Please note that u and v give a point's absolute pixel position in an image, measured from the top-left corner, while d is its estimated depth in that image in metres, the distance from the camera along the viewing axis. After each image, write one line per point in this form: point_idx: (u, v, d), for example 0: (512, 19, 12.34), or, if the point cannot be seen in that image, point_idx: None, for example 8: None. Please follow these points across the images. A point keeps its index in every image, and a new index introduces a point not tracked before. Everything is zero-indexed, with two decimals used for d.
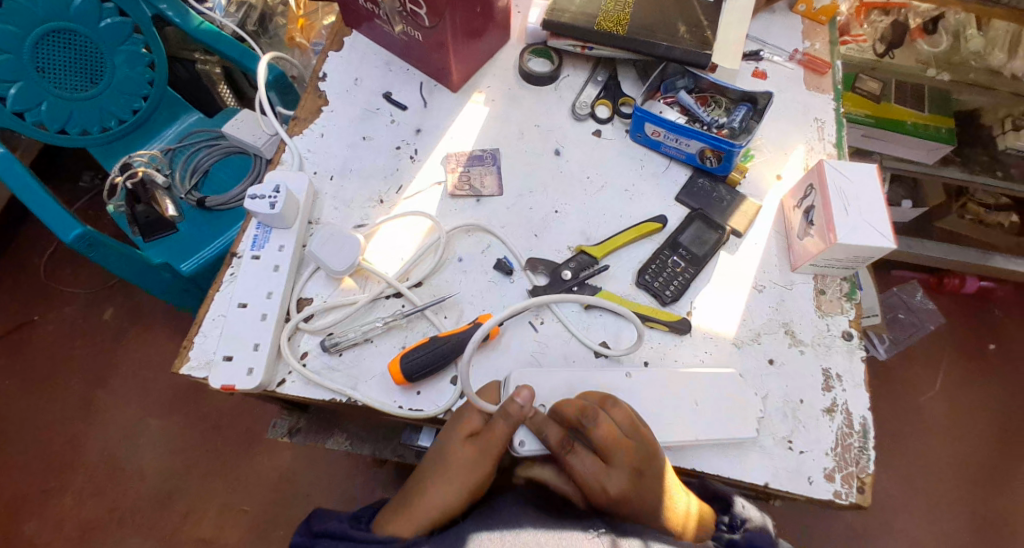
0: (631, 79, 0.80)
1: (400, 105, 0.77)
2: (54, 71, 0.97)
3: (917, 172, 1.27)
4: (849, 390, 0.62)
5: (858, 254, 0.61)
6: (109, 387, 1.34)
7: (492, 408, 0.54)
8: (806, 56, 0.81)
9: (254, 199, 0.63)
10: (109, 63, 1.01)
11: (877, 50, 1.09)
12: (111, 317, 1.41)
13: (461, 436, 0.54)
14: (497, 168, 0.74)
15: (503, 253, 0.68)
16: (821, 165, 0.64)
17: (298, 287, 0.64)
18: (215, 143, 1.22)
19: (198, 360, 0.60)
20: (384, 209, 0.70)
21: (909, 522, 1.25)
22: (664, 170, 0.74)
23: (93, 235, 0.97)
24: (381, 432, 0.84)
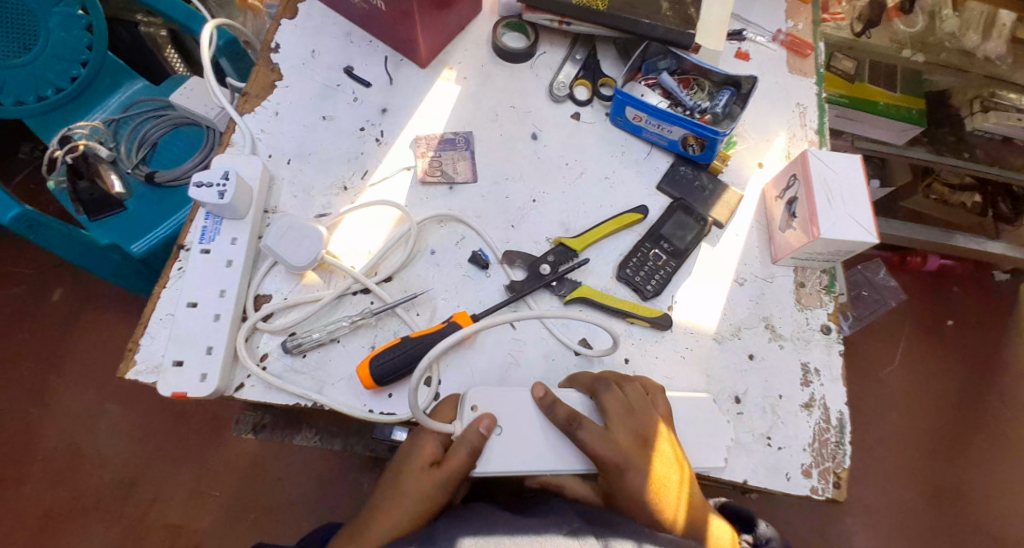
0: (612, 58, 0.76)
1: (364, 81, 0.71)
2: None
3: (888, 152, 1.25)
4: (827, 385, 0.61)
5: (839, 247, 0.59)
6: (63, 372, 1.27)
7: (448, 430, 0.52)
8: (789, 37, 0.78)
9: (200, 187, 0.57)
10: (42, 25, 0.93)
11: (854, 29, 1.06)
12: (60, 300, 1.33)
13: (419, 467, 0.51)
14: (470, 153, 0.69)
15: (479, 245, 0.65)
16: (805, 154, 0.62)
17: (254, 283, 0.59)
18: (163, 114, 1.15)
19: (146, 364, 0.55)
20: (348, 197, 0.65)
21: (868, 492, 1.29)
22: (645, 156, 0.71)
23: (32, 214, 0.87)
24: (352, 428, 0.83)
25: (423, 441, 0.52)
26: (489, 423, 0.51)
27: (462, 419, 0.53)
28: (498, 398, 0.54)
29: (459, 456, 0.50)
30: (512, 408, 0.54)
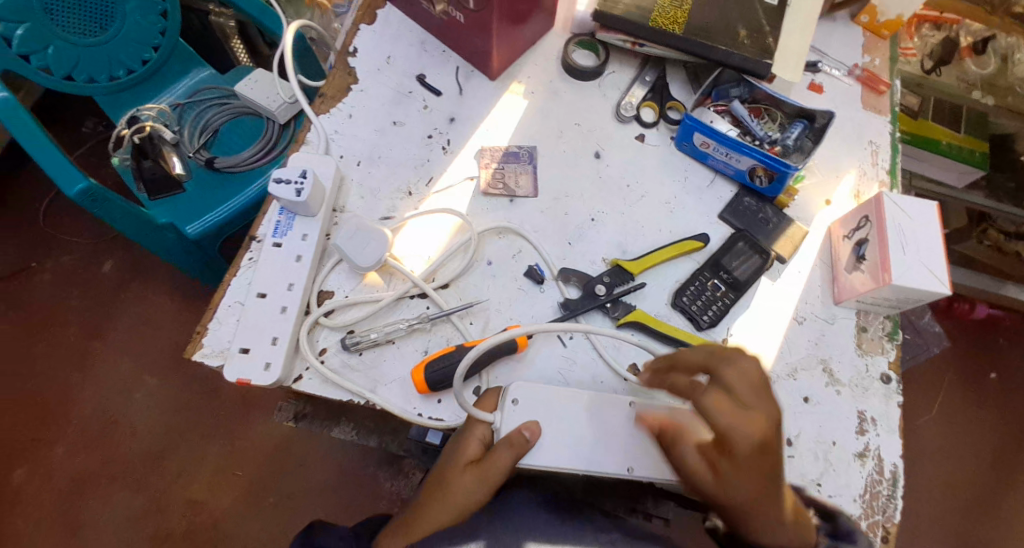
0: (681, 81, 0.75)
1: (435, 90, 0.72)
2: (61, 12, 0.93)
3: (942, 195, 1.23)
4: (882, 435, 0.60)
5: (909, 296, 0.58)
6: (107, 339, 1.31)
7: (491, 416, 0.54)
8: (865, 72, 0.77)
9: (278, 183, 0.59)
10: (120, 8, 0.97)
11: (924, 66, 1.05)
12: (111, 271, 1.38)
13: (462, 461, 0.53)
14: (533, 167, 0.70)
15: (535, 261, 0.65)
16: (880, 198, 0.60)
17: (319, 279, 0.61)
18: (226, 102, 1.19)
19: (213, 348, 0.58)
20: (412, 202, 0.66)
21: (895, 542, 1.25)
22: (708, 184, 0.70)
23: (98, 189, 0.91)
24: (387, 424, 0.85)
25: (466, 437, 0.54)
26: (535, 428, 0.52)
27: (502, 412, 0.54)
28: (544, 407, 0.55)
29: (502, 455, 0.51)
30: (562, 423, 0.54)
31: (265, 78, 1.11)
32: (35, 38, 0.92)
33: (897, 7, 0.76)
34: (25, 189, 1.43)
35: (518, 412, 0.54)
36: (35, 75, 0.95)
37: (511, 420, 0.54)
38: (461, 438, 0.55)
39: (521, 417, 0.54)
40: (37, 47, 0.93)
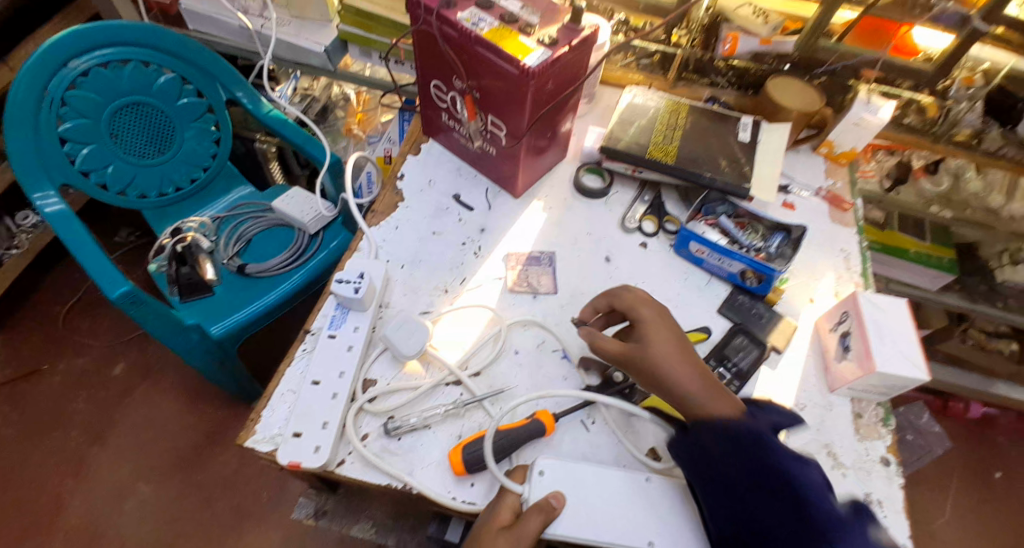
0: (674, 199, 0.88)
1: (468, 206, 0.84)
2: (127, 137, 1.07)
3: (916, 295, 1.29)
4: (891, 517, 0.63)
5: (892, 382, 0.65)
6: (106, 444, 1.31)
7: (519, 489, 0.60)
8: (829, 194, 0.90)
9: (339, 282, 0.70)
10: (179, 135, 1.13)
11: (884, 184, 1.21)
12: (122, 372, 1.41)
13: (495, 525, 0.57)
14: (553, 270, 0.80)
15: (559, 347, 0.73)
16: (856, 296, 0.70)
17: (365, 368, 0.67)
18: (262, 215, 1.28)
19: (264, 434, 0.62)
20: (448, 298, 0.75)
21: None
22: (706, 284, 0.80)
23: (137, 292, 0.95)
24: (407, 523, 0.86)
25: (498, 505, 0.59)
26: (560, 496, 0.58)
27: (529, 483, 0.60)
28: (568, 478, 0.60)
29: (532, 522, 0.55)
30: (584, 494, 0.59)
31: (301, 195, 1.24)
32: (97, 159, 1.04)
33: (850, 141, 0.91)
34: (53, 293, 1.51)
35: (545, 482, 0.60)
36: (92, 189, 1.06)
37: (538, 490, 0.59)
38: (494, 509, 0.59)
39: (546, 487, 0.59)
40: (98, 166, 1.05)
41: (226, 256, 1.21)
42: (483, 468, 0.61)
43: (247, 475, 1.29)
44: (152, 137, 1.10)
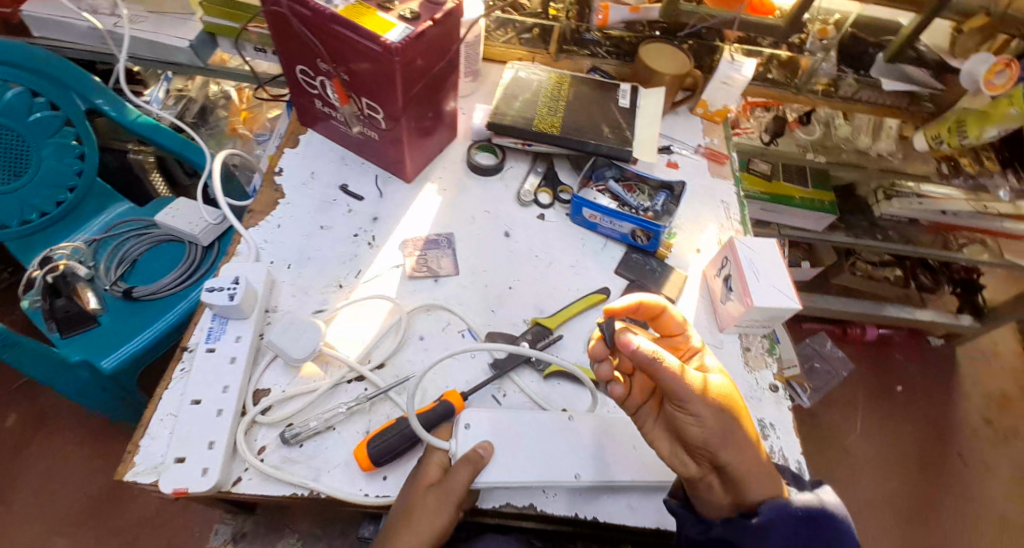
0: (567, 168, 0.89)
1: (357, 196, 0.81)
2: None
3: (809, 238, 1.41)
4: (783, 438, 0.68)
5: (771, 314, 0.69)
6: (2, 506, 1.17)
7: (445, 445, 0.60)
8: (708, 150, 0.93)
9: (211, 291, 0.65)
10: (36, 155, 1.00)
11: (763, 138, 1.27)
12: (12, 425, 1.27)
13: (423, 484, 0.57)
14: (452, 251, 0.78)
15: (463, 327, 0.72)
16: (732, 242, 0.73)
17: (254, 378, 0.64)
18: (145, 232, 1.18)
19: (144, 465, 0.58)
20: (343, 293, 0.73)
21: None
22: (602, 247, 0.81)
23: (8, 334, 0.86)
24: (336, 528, 0.82)
25: (426, 462, 0.59)
26: (489, 445, 0.59)
27: (456, 437, 0.60)
28: (494, 427, 0.62)
29: (459, 476, 0.57)
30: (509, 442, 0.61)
31: (187, 206, 1.15)
32: None
33: (721, 99, 0.94)
34: None
35: (471, 435, 0.61)
36: None
37: (465, 442, 0.60)
38: (422, 467, 0.59)
39: (472, 439, 0.61)
40: None
41: (109, 282, 1.11)
42: (415, 442, 0.61)
43: (171, 511, 1.19)
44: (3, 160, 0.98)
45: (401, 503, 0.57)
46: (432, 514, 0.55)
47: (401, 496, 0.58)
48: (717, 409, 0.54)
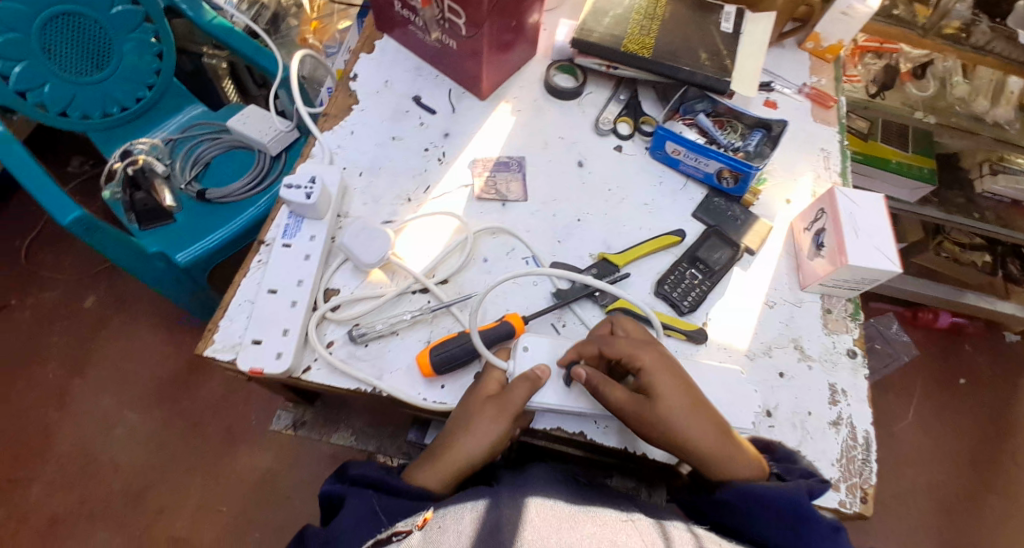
0: (651, 99, 0.82)
1: (430, 109, 0.79)
2: (61, 52, 0.97)
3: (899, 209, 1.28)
4: (854, 405, 0.65)
5: (865, 276, 0.65)
6: (87, 377, 1.28)
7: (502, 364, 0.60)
8: (814, 90, 0.85)
9: (288, 188, 0.66)
10: (117, 49, 1.03)
11: (870, 90, 1.16)
12: (93, 305, 1.36)
13: (482, 396, 0.58)
14: (522, 175, 0.76)
15: (527, 254, 0.70)
16: (833, 191, 0.68)
17: (326, 277, 0.65)
18: (218, 136, 1.20)
19: (223, 342, 0.61)
20: (411, 207, 0.72)
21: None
22: (681, 187, 0.77)
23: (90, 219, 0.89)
24: (386, 430, 0.85)
25: (485, 378, 0.59)
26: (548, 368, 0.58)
27: (514, 358, 0.60)
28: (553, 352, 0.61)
29: (518, 392, 0.56)
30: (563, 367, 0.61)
31: (257, 114, 1.14)
32: (33, 77, 0.96)
33: (838, 33, 0.86)
34: (11, 226, 1.43)
35: (528, 358, 0.60)
36: (30, 111, 0.98)
37: (523, 363, 0.60)
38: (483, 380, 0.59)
39: (531, 361, 0.60)
40: (33, 84, 0.97)
41: (184, 181, 1.14)
42: (473, 358, 0.61)
43: (234, 400, 1.29)
44: (88, 53, 1.01)
45: (461, 411, 0.57)
46: (489, 423, 0.55)
47: (460, 406, 0.58)
48: (682, 380, 0.57)
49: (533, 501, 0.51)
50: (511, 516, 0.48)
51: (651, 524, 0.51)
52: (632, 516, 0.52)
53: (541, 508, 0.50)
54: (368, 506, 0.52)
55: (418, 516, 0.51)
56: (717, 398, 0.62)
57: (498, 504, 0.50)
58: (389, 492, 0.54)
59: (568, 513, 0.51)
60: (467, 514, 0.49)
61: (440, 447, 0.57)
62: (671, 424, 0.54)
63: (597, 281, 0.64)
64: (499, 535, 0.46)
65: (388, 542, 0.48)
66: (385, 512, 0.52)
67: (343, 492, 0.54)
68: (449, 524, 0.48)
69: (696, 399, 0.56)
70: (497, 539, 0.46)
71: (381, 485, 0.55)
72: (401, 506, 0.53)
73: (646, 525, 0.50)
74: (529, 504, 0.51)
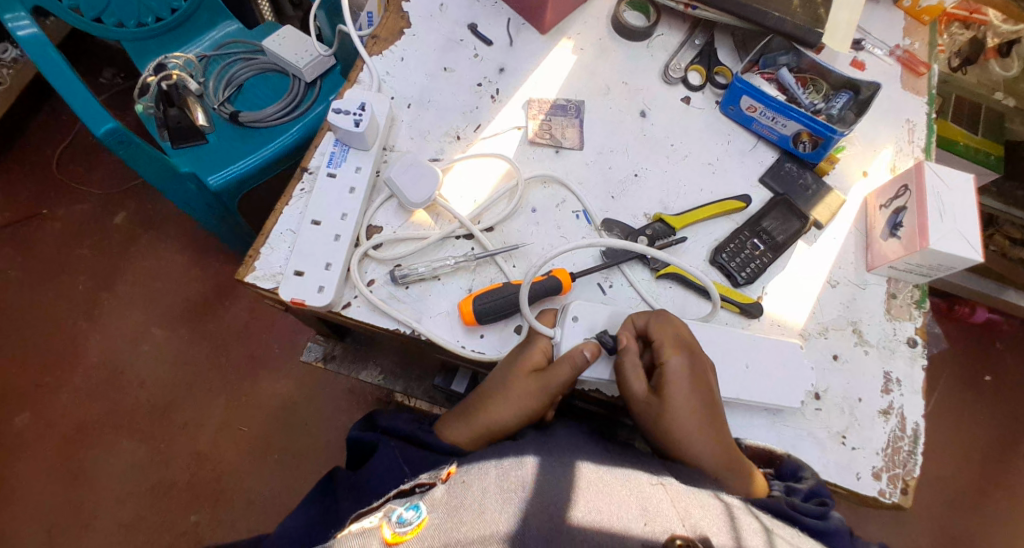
0: (727, 48, 0.76)
1: (486, 39, 0.73)
2: None
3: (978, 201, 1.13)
4: (906, 395, 0.62)
5: (940, 263, 0.61)
6: (116, 291, 1.29)
7: (550, 334, 0.57)
8: (906, 53, 0.79)
9: (337, 113, 0.62)
10: None
11: (951, 63, 1.12)
12: (122, 222, 1.36)
13: (524, 368, 0.55)
14: (580, 121, 0.70)
15: (578, 208, 0.66)
16: (920, 166, 0.63)
17: (369, 214, 0.62)
18: (253, 56, 1.14)
19: (264, 271, 0.59)
20: (460, 146, 0.68)
21: (876, 530, 1.27)
22: (750, 148, 0.71)
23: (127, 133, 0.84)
24: (414, 372, 0.84)
25: (529, 349, 0.56)
26: (594, 347, 0.54)
27: (562, 327, 0.57)
28: (600, 319, 0.58)
29: (562, 369, 0.53)
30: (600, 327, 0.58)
31: (294, 35, 1.08)
32: None
33: None
34: (43, 134, 1.42)
35: (578, 329, 0.57)
36: (65, 14, 0.94)
37: (572, 334, 0.57)
38: (532, 339, 0.57)
39: (578, 332, 0.57)
40: None
41: (217, 102, 1.09)
42: (515, 312, 0.59)
43: (257, 328, 1.29)
44: None
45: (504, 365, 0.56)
46: (527, 392, 0.53)
47: (503, 364, 0.56)
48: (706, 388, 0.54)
49: (572, 467, 0.48)
50: (540, 474, 0.47)
51: (685, 490, 0.47)
52: (663, 479, 0.48)
53: (574, 467, 0.48)
54: (399, 452, 0.52)
55: (443, 468, 0.50)
56: (770, 376, 0.58)
57: (530, 462, 0.48)
58: (419, 446, 0.54)
59: (594, 477, 0.47)
60: (493, 472, 0.47)
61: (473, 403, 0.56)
62: (680, 414, 0.52)
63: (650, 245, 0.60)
64: (523, 491, 0.45)
65: (412, 493, 0.48)
66: (410, 464, 0.52)
67: (372, 441, 0.54)
68: (473, 480, 0.46)
69: (711, 407, 0.53)
70: (527, 499, 0.44)
71: (412, 441, 0.55)
72: (425, 458, 0.53)
73: (677, 489, 0.47)
74: (578, 470, 0.48)
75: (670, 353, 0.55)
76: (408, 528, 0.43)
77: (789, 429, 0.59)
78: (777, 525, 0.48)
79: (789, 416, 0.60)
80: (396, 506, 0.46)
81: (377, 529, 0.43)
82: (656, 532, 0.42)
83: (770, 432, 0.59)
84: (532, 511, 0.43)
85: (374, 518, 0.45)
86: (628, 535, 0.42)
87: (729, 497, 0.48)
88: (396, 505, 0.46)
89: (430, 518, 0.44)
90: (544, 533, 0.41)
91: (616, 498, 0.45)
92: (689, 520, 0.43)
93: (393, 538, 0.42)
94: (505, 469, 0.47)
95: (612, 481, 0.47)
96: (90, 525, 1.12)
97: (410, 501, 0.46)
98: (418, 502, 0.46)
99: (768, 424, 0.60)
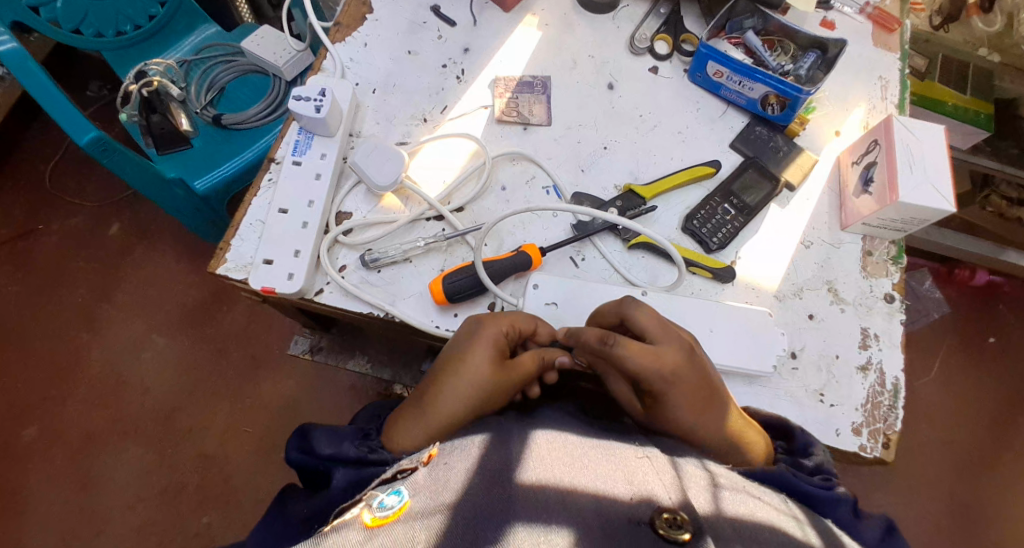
0: (694, 16, 0.75)
1: (449, 20, 0.73)
2: None
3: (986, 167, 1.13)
4: (885, 350, 0.61)
5: (914, 215, 0.60)
6: (114, 301, 1.31)
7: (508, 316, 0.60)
8: (878, 10, 0.77)
9: (299, 101, 0.62)
10: None
11: (933, 21, 1.08)
12: (117, 233, 1.37)
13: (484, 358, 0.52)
14: (547, 97, 0.70)
15: (548, 184, 0.66)
16: (889, 120, 0.62)
17: (338, 199, 0.63)
18: (233, 58, 1.14)
19: (235, 263, 0.59)
20: (427, 128, 0.68)
21: (884, 500, 1.26)
22: (720, 114, 0.71)
23: (108, 140, 0.84)
24: (401, 359, 0.85)
25: (477, 338, 0.53)
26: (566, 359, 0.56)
27: (524, 296, 0.59)
28: (564, 289, 0.60)
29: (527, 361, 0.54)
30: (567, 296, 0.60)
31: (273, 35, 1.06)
32: None
33: None
34: (35, 152, 1.43)
35: (539, 295, 0.59)
36: (43, 27, 0.95)
37: (533, 301, 0.59)
38: (499, 315, 0.55)
39: (540, 301, 0.59)
40: None
41: (198, 106, 1.09)
42: (483, 291, 0.59)
43: (257, 329, 1.30)
44: None
45: (465, 339, 0.53)
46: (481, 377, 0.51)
47: (454, 337, 0.55)
48: (699, 376, 0.49)
49: (538, 439, 0.47)
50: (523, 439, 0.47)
51: (669, 462, 0.45)
52: (648, 452, 0.46)
53: (560, 436, 0.48)
54: (345, 479, 0.47)
55: (424, 451, 0.47)
56: (734, 341, 0.58)
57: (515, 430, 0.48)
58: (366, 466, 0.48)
59: (577, 443, 0.47)
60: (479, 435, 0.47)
61: (432, 392, 0.52)
62: (683, 408, 0.49)
63: (620, 217, 0.59)
64: (509, 450, 0.46)
65: (394, 480, 0.45)
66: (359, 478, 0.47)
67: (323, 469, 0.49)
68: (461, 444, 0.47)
69: (710, 393, 0.49)
70: (511, 460, 0.44)
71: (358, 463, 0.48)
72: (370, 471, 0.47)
73: (663, 462, 0.45)
74: (533, 435, 0.48)
75: (665, 344, 0.50)
76: (388, 512, 0.40)
77: (762, 392, 0.59)
78: (762, 491, 0.45)
79: (764, 380, 0.60)
80: (377, 493, 0.43)
81: (356, 516, 0.40)
82: (639, 500, 0.40)
83: (746, 398, 0.59)
84: (514, 469, 0.43)
85: (354, 509, 0.42)
86: (605, 492, 0.41)
87: (714, 466, 0.46)
88: (377, 492, 0.43)
89: (413, 501, 0.41)
90: (524, 488, 0.41)
91: (595, 464, 0.44)
92: (673, 487, 0.42)
93: (373, 522, 0.39)
94: (491, 437, 0.47)
95: (592, 450, 0.46)
96: (102, 531, 1.14)
97: (392, 487, 0.43)
98: (399, 487, 0.43)
99: (744, 388, 0.59)
